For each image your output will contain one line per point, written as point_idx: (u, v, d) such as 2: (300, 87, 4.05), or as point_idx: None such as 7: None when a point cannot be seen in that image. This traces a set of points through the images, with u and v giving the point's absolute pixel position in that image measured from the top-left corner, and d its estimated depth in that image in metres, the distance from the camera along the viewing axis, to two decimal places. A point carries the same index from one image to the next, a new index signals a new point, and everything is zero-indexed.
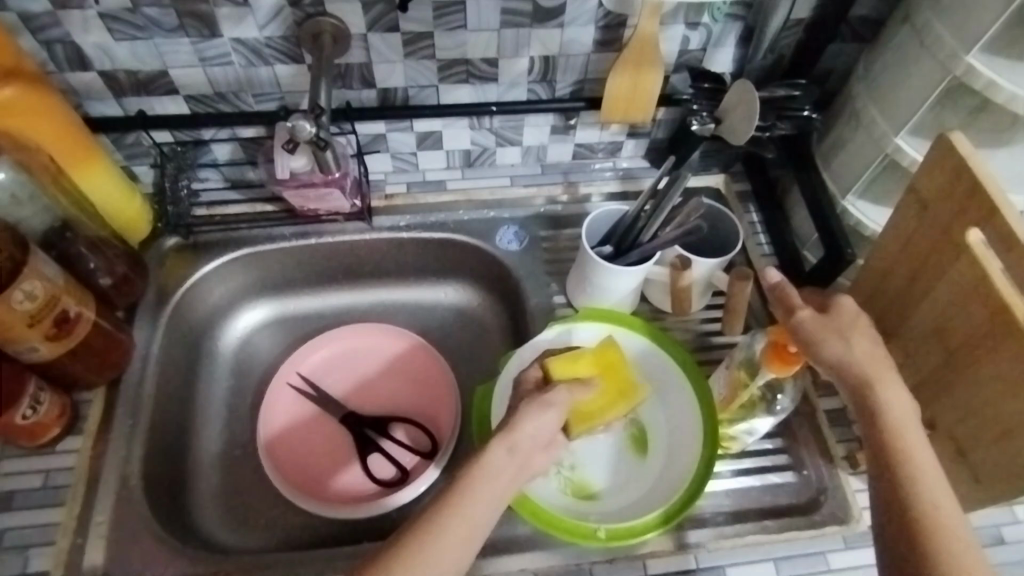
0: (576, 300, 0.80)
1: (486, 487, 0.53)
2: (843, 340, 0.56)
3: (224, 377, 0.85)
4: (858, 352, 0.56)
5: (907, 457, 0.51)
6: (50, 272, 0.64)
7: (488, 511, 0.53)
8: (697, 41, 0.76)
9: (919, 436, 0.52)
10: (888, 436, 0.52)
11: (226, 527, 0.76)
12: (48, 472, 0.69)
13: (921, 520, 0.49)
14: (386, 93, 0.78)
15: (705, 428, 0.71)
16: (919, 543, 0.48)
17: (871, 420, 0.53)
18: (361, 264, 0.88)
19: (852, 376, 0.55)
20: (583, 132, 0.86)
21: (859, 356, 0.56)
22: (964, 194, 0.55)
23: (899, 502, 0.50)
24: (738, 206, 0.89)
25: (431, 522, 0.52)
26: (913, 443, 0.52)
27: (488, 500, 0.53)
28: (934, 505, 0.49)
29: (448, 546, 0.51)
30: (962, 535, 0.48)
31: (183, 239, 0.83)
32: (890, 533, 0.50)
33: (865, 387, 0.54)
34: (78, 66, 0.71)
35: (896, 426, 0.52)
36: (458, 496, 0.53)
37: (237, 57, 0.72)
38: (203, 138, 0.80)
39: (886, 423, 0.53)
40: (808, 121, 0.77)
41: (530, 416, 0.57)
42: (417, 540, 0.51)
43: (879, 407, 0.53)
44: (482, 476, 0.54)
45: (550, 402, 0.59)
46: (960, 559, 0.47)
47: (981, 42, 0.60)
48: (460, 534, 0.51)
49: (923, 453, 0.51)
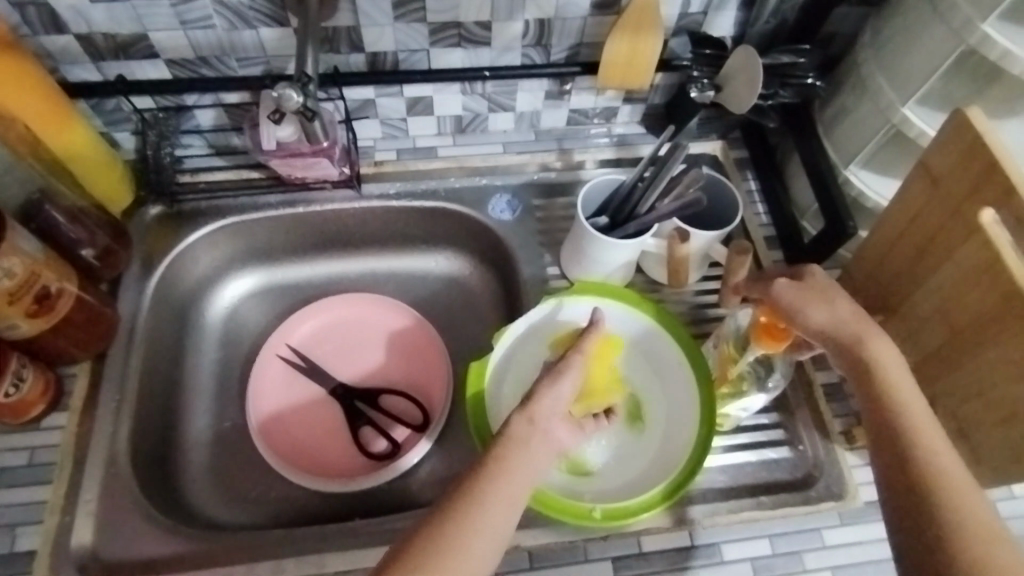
0: (570, 273, 0.78)
1: (521, 459, 0.52)
2: (827, 304, 0.56)
3: (212, 349, 0.83)
4: (844, 313, 0.55)
5: (908, 419, 0.50)
6: (28, 247, 0.62)
7: (535, 472, 0.52)
8: (698, 5, 0.73)
9: (918, 397, 0.51)
10: (888, 402, 0.51)
11: (218, 502, 0.75)
12: (33, 449, 0.68)
13: (928, 477, 0.47)
14: (375, 57, 0.75)
15: (701, 406, 0.70)
16: (926, 502, 0.46)
17: (869, 389, 0.52)
18: (350, 233, 0.86)
19: (843, 336, 0.54)
20: (578, 97, 0.83)
21: (845, 317, 0.55)
22: (981, 172, 0.54)
23: (901, 460, 0.48)
24: (736, 174, 0.87)
25: (481, 496, 0.50)
26: (912, 406, 0.50)
27: (534, 470, 0.52)
28: (936, 457, 0.47)
29: (496, 510, 0.50)
30: (968, 485, 0.46)
31: (167, 207, 0.80)
32: (896, 498, 0.48)
33: (858, 348, 0.54)
34: (52, 29, 0.68)
35: (896, 392, 0.51)
36: (490, 472, 0.51)
37: (220, 20, 0.69)
38: (186, 104, 0.77)
39: (884, 390, 0.51)
40: (811, 88, 0.74)
41: (545, 388, 0.56)
42: (463, 521, 0.49)
43: (872, 363, 0.53)
44: (516, 446, 0.53)
45: (563, 370, 0.57)
46: (969, 512, 0.45)
47: (999, 9, 0.58)
48: (508, 495, 0.51)
49: (915, 402, 0.51)
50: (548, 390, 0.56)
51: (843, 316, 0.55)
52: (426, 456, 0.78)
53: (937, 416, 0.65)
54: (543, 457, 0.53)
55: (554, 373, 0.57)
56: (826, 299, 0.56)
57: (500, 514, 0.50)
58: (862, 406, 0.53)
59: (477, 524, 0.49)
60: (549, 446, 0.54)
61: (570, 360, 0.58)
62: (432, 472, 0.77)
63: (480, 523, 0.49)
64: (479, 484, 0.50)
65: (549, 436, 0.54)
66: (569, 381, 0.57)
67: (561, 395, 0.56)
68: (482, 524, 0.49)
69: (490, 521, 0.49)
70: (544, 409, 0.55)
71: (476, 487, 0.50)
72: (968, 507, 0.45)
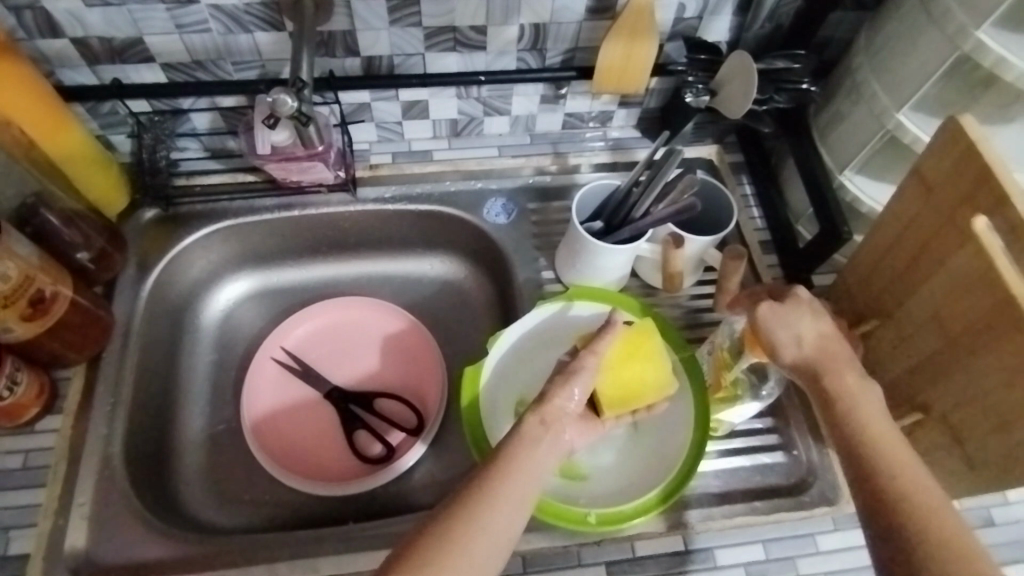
0: (564, 277, 0.79)
1: (529, 460, 0.52)
2: (795, 339, 0.56)
3: (207, 351, 0.83)
4: (807, 346, 0.55)
5: (874, 443, 0.50)
6: (23, 251, 0.62)
7: (538, 473, 0.52)
8: (693, 10, 0.73)
9: (883, 418, 0.51)
10: (853, 429, 0.51)
11: (213, 505, 0.75)
12: (27, 453, 0.67)
13: (896, 502, 0.47)
14: (371, 62, 0.75)
15: (696, 412, 0.70)
16: (906, 531, 0.46)
17: (836, 416, 0.52)
18: (345, 237, 0.86)
19: (807, 370, 0.55)
20: (573, 102, 0.83)
21: (812, 348, 0.55)
22: (974, 179, 0.54)
23: (875, 491, 0.48)
24: (731, 178, 0.87)
25: (491, 493, 0.50)
26: (877, 429, 0.51)
27: (537, 473, 0.52)
28: (908, 486, 0.47)
29: (501, 510, 0.50)
30: (937, 504, 0.46)
31: (163, 211, 0.80)
32: (872, 526, 0.48)
33: (818, 379, 0.54)
34: (48, 33, 0.68)
35: (863, 418, 0.51)
36: (496, 471, 0.51)
37: (215, 25, 0.69)
38: (181, 107, 0.77)
39: (850, 417, 0.52)
40: (806, 93, 0.74)
41: (558, 390, 0.57)
42: (474, 516, 0.49)
43: (838, 394, 0.53)
44: (526, 445, 0.53)
45: (576, 371, 0.58)
46: (940, 531, 0.45)
47: (992, 16, 0.58)
48: (517, 493, 0.51)
49: (885, 431, 0.51)
50: (561, 390, 0.57)
51: (806, 346, 0.55)
52: (420, 460, 0.78)
53: (930, 422, 0.65)
54: (550, 455, 0.54)
55: (566, 375, 0.58)
56: (793, 328, 0.56)
57: (507, 517, 0.50)
58: (830, 435, 0.53)
59: (487, 521, 0.49)
60: (559, 445, 0.55)
61: (583, 360, 0.59)
62: (426, 476, 0.77)
63: (487, 523, 0.49)
64: (490, 484, 0.51)
65: (557, 437, 0.55)
66: (582, 382, 0.58)
67: (574, 397, 0.57)
68: (487, 523, 0.49)
69: (498, 522, 0.49)
70: (556, 407, 0.56)
71: (486, 482, 0.51)
72: (940, 528, 0.45)
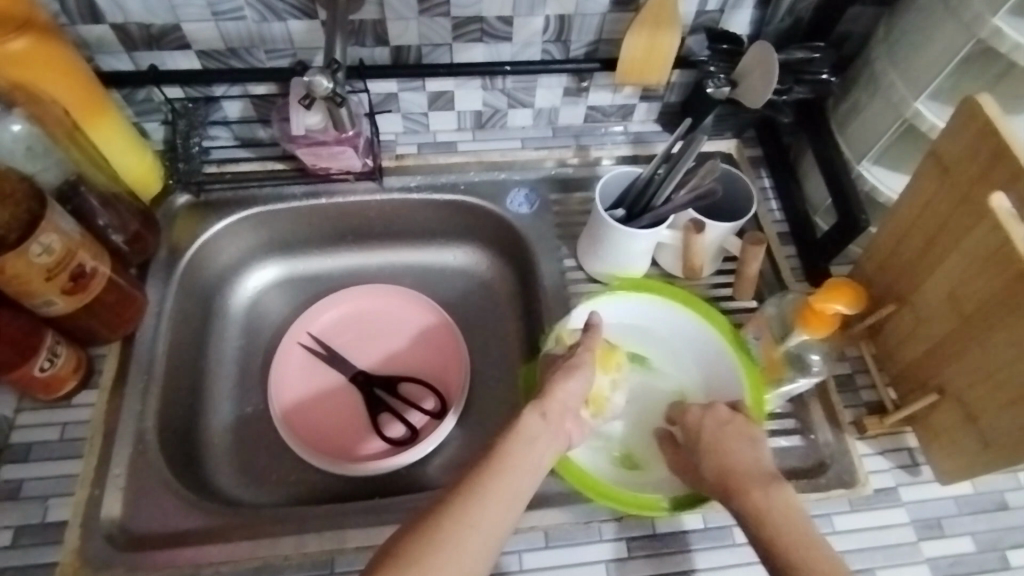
0: (587, 266, 0.80)
1: (522, 451, 0.54)
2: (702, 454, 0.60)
3: (235, 336, 0.85)
4: (712, 461, 0.59)
5: (786, 536, 0.51)
6: (66, 226, 0.64)
7: (534, 465, 0.54)
8: (715, 3, 0.75)
9: (790, 509, 0.53)
10: (780, 540, 0.51)
11: (239, 483, 0.77)
12: (64, 425, 0.69)
13: None
14: (399, 51, 0.77)
15: (748, 395, 0.68)
16: None
17: (752, 532, 0.53)
18: (370, 226, 0.88)
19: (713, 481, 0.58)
20: (596, 95, 0.85)
21: (715, 462, 0.59)
22: (988, 159, 0.56)
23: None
24: (750, 171, 0.89)
25: (493, 480, 0.52)
26: (784, 519, 0.53)
27: (534, 467, 0.54)
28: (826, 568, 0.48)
29: (494, 503, 0.51)
30: None
31: (195, 196, 0.83)
32: None
33: (724, 486, 0.57)
34: (90, 19, 0.70)
35: (774, 515, 0.53)
36: (491, 466, 0.53)
37: (250, 13, 0.71)
38: (214, 95, 0.80)
39: (761, 519, 0.53)
40: (826, 84, 0.76)
41: (560, 384, 0.60)
42: (466, 505, 0.50)
43: (743, 501, 0.55)
44: (518, 440, 0.54)
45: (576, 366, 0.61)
46: None
47: (1008, 4, 0.59)
48: (516, 487, 0.52)
49: (792, 518, 0.53)
50: None
51: (720, 462, 0.59)
52: (443, 443, 0.80)
53: (945, 403, 0.66)
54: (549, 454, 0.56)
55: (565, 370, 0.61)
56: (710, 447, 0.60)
57: (496, 512, 0.50)
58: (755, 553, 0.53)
59: (476, 517, 0.49)
60: (558, 439, 0.57)
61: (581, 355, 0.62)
62: (448, 459, 0.79)
63: (476, 519, 0.49)
64: (480, 479, 0.52)
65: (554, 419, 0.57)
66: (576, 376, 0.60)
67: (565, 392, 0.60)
68: (479, 519, 0.49)
69: (488, 517, 0.50)
70: (558, 401, 0.59)
71: (478, 477, 0.52)
72: None
